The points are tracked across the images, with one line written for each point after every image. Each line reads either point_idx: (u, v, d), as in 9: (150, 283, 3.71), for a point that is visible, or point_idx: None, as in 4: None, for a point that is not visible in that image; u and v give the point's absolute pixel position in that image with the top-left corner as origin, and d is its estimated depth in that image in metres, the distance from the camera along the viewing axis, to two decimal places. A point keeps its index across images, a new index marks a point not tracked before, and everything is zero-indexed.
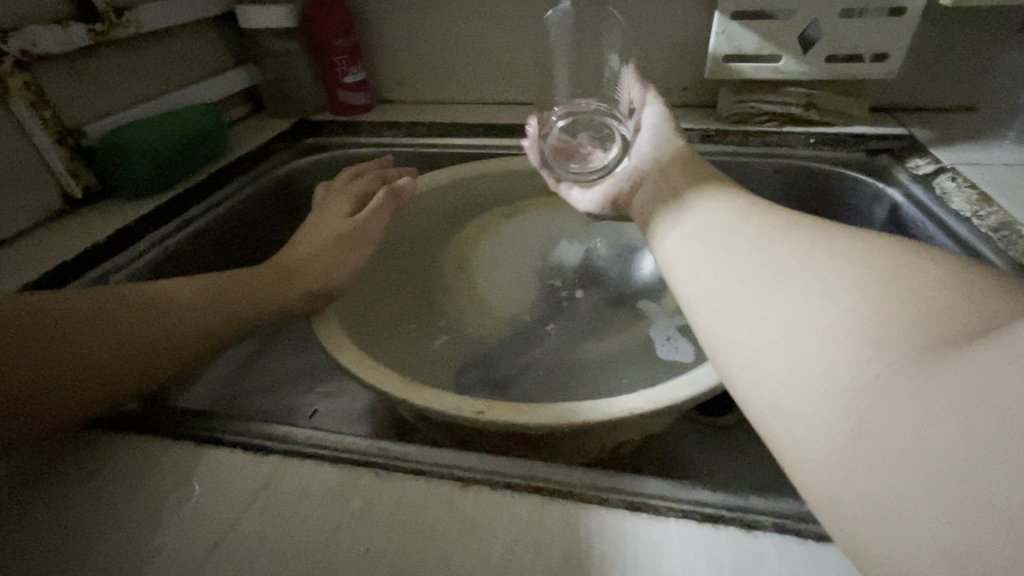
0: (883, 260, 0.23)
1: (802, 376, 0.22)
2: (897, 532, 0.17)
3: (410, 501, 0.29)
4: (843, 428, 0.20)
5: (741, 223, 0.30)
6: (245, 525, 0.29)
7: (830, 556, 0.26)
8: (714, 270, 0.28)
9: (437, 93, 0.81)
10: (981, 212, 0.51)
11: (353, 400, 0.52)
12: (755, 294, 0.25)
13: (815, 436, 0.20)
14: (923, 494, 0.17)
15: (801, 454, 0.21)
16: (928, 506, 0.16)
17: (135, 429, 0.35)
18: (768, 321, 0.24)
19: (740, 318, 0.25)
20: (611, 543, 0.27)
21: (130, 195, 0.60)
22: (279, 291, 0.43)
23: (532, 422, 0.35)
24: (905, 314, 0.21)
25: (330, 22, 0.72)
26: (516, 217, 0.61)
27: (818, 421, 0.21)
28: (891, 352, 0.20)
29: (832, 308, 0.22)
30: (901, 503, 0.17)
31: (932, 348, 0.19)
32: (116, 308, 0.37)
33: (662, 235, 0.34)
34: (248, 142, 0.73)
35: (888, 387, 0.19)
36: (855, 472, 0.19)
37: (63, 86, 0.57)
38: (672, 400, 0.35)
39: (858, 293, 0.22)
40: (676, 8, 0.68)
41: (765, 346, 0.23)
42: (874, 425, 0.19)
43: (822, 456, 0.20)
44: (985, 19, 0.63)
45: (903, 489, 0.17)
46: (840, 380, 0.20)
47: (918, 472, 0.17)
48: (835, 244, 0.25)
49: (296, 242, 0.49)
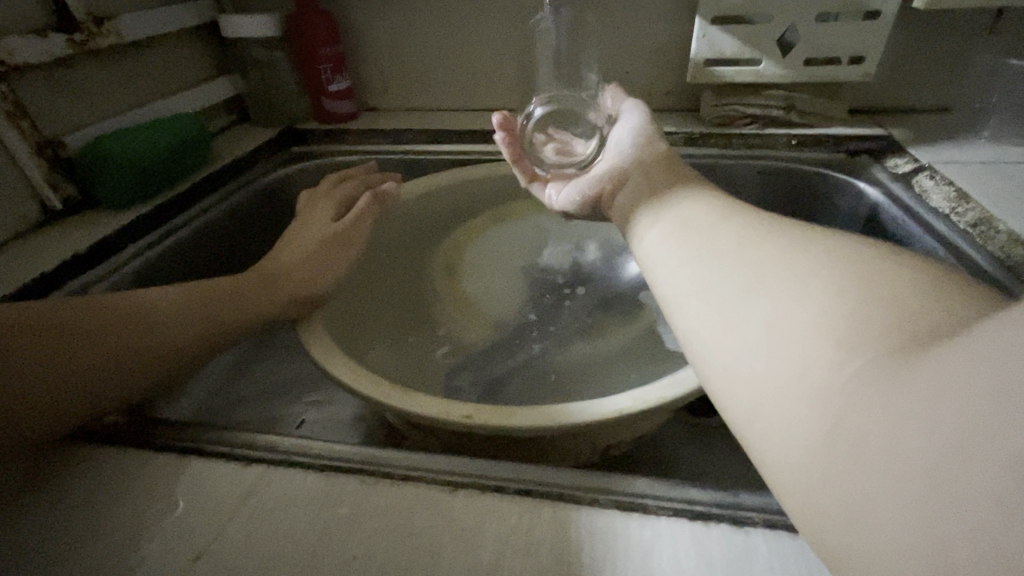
0: (859, 262, 0.23)
1: (778, 377, 0.22)
2: (872, 534, 0.17)
3: (399, 507, 0.29)
4: (817, 431, 0.20)
5: (721, 225, 0.30)
6: (229, 535, 0.29)
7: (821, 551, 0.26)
8: (692, 271, 0.28)
9: (423, 101, 0.81)
10: (959, 209, 0.52)
11: (341, 408, 0.52)
12: (732, 295, 0.25)
13: (791, 438, 0.21)
14: (897, 498, 0.17)
15: (778, 457, 0.21)
16: (902, 509, 0.17)
17: (115, 441, 0.35)
18: (745, 322, 0.24)
19: (717, 319, 0.25)
20: (602, 542, 0.26)
21: (112, 205, 0.59)
22: (264, 298, 0.43)
23: (520, 423, 0.34)
24: (881, 313, 0.21)
25: (314, 30, 0.72)
26: (502, 222, 0.62)
27: (794, 423, 0.21)
28: (863, 352, 0.20)
29: (807, 309, 0.22)
30: (874, 506, 0.18)
31: (904, 348, 0.19)
32: (94, 318, 0.36)
33: (644, 238, 0.34)
34: (232, 151, 0.73)
35: (861, 389, 0.19)
36: (830, 475, 0.19)
37: (41, 96, 0.57)
38: (663, 400, 0.35)
39: (834, 293, 0.22)
40: (656, 14, 0.69)
41: (742, 348, 0.23)
42: (848, 428, 0.19)
43: (799, 459, 0.20)
44: (955, 22, 0.65)
45: (875, 491, 0.18)
46: (817, 379, 0.20)
47: (891, 475, 0.17)
48: (812, 246, 0.25)
49: (281, 249, 0.48)
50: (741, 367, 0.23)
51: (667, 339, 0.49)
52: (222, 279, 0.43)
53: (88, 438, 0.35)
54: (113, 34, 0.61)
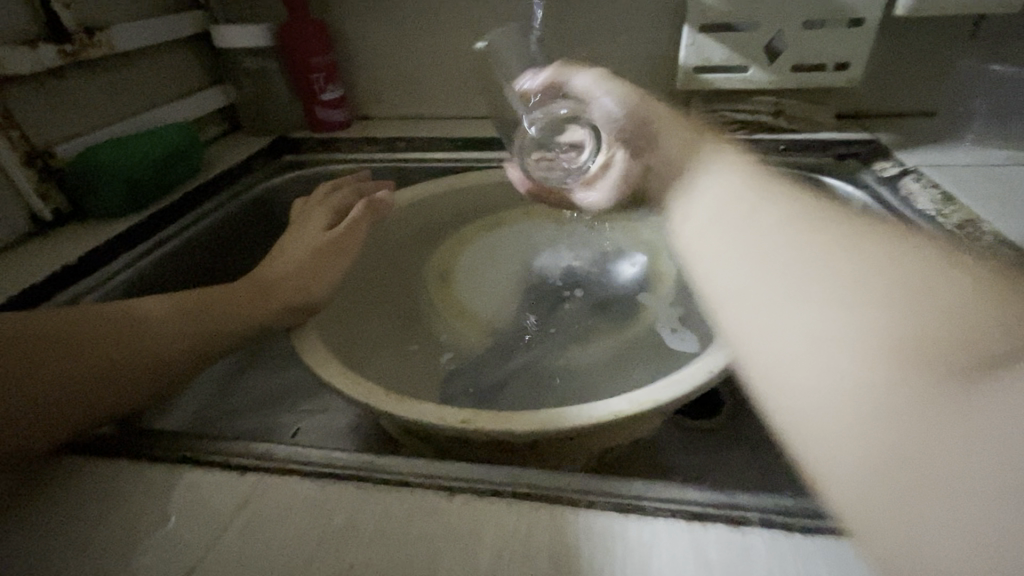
0: (908, 288, 0.27)
1: (835, 394, 0.25)
2: (918, 537, 0.21)
3: (396, 513, 0.29)
4: (874, 443, 0.23)
5: (770, 242, 0.32)
6: (224, 546, 0.29)
7: (819, 550, 0.26)
8: (755, 286, 0.31)
9: (416, 109, 0.82)
10: (945, 211, 0.53)
11: (336, 417, 0.51)
12: (795, 313, 0.28)
13: (843, 449, 0.24)
14: (946, 511, 0.20)
15: (829, 466, 0.24)
16: (942, 525, 0.20)
17: (107, 452, 0.34)
18: (802, 342, 0.27)
19: (779, 334, 0.28)
20: (600, 545, 0.26)
21: (105, 215, 0.59)
22: (257, 307, 0.43)
23: (517, 428, 0.34)
24: (930, 345, 0.24)
25: (307, 39, 0.73)
26: (497, 228, 0.62)
27: (850, 437, 0.24)
28: (922, 380, 0.23)
29: (869, 335, 0.25)
30: (922, 519, 0.21)
31: (958, 376, 0.23)
32: (83, 328, 0.36)
33: (693, 253, 0.37)
34: (224, 160, 0.73)
35: (919, 412, 0.23)
36: (885, 483, 0.22)
37: (32, 106, 0.56)
38: (658, 402, 0.36)
39: (892, 323, 0.25)
40: (645, 22, 0.70)
41: (799, 366, 0.27)
42: (900, 445, 0.22)
43: (852, 470, 0.23)
44: (937, 28, 0.66)
45: (925, 511, 0.21)
46: (875, 398, 0.24)
47: (939, 492, 0.21)
48: (860, 269, 0.28)
49: (274, 257, 0.48)
50: (796, 381, 0.26)
51: (665, 339, 0.50)
52: (216, 289, 0.43)
53: (79, 450, 0.34)
54: (105, 45, 0.61)
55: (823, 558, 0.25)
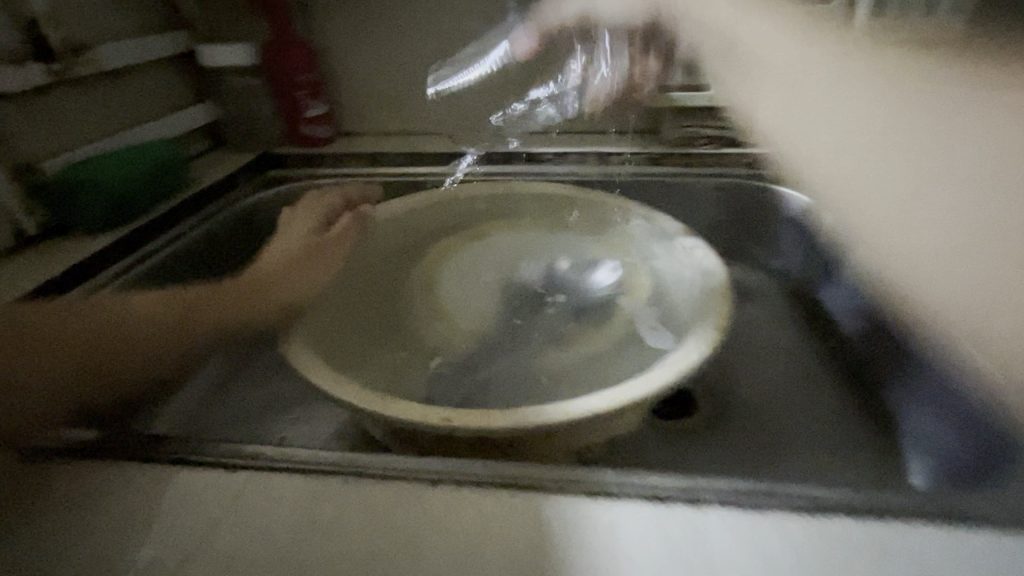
0: (977, 112, 0.37)
1: (890, 195, 0.38)
2: (948, 298, 0.34)
3: (381, 503, 0.31)
4: (948, 236, 0.34)
5: (887, 101, 0.41)
6: (215, 538, 0.30)
7: (767, 523, 0.28)
8: (860, 141, 0.41)
9: (399, 126, 0.84)
10: None
11: (322, 423, 0.53)
12: (899, 148, 0.39)
13: (905, 254, 0.36)
14: (979, 281, 0.33)
15: (902, 265, 0.37)
16: (966, 277, 0.33)
17: (95, 454, 0.35)
18: (899, 188, 0.38)
19: (886, 185, 0.38)
20: (571, 526, 0.29)
21: (89, 229, 0.59)
22: (249, 308, 0.52)
23: (498, 424, 0.37)
24: (963, 147, 0.36)
25: (293, 58, 0.77)
26: (479, 240, 0.64)
27: (929, 232, 0.35)
28: (960, 168, 0.35)
29: (933, 161, 0.37)
30: (963, 292, 0.33)
31: (974, 170, 0.35)
32: (136, 322, 0.48)
33: (786, 143, 0.51)
34: (209, 176, 0.74)
35: (944, 199, 0.35)
36: (945, 283, 0.34)
37: (18, 123, 0.58)
38: (630, 399, 0.38)
39: (972, 142, 0.36)
40: None
41: (885, 193, 0.38)
42: (913, 245, 0.36)
43: (922, 253, 0.35)
44: None
45: (975, 289, 0.33)
46: (928, 213, 0.36)
47: (960, 274, 0.33)
48: (928, 91, 0.40)
49: (265, 258, 0.57)
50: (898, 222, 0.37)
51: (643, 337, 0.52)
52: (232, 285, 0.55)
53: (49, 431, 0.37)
54: (92, 64, 0.63)
55: (770, 526, 0.28)
